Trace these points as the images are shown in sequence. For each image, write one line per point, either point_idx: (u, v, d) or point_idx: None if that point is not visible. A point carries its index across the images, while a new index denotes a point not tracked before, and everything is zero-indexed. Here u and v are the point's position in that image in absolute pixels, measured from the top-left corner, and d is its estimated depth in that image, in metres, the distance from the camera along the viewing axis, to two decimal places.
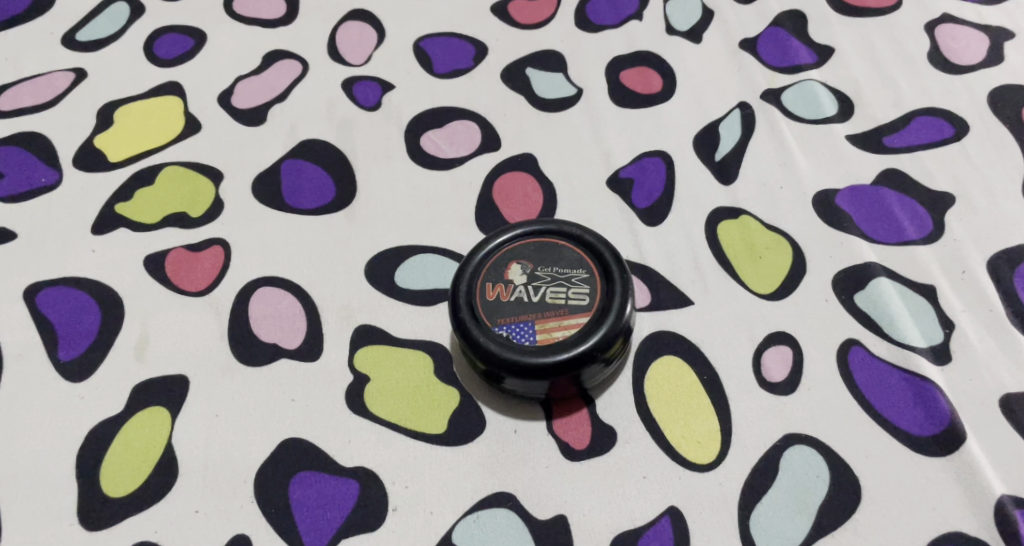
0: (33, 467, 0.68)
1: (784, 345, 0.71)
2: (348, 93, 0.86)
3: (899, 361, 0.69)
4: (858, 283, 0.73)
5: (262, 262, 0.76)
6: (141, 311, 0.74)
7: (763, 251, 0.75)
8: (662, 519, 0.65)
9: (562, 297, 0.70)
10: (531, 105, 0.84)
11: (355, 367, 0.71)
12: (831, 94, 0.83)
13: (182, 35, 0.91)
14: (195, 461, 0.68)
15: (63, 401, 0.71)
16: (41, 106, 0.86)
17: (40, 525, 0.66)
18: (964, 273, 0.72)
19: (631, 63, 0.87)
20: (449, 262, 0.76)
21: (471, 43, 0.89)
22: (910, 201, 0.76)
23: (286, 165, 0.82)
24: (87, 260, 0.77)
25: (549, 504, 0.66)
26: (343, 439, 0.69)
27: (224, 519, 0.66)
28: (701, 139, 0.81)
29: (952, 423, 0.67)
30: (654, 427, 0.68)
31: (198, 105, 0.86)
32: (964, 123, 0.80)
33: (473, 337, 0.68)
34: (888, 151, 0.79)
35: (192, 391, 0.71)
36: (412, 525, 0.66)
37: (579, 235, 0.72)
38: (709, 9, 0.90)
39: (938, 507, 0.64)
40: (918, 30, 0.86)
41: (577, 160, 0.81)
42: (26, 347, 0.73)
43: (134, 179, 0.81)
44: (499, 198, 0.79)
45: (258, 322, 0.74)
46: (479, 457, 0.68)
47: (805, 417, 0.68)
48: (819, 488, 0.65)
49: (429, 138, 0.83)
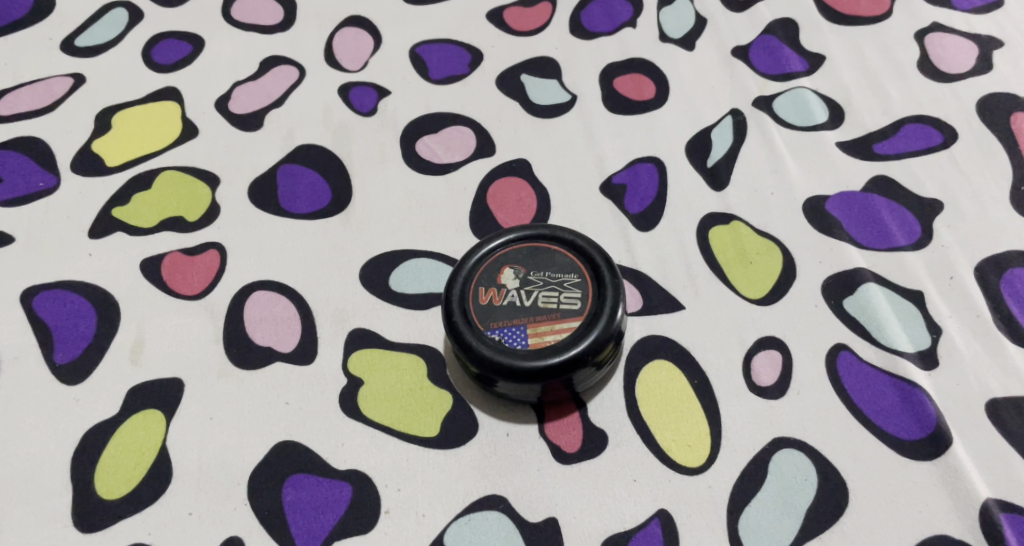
0: (30, 469, 0.69)
1: (774, 350, 0.71)
2: (344, 98, 0.87)
3: (887, 365, 0.70)
4: (847, 288, 0.73)
5: (257, 266, 0.77)
6: (137, 314, 0.75)
7: (754, 256, 0.75)
8: (652, 521, 0.66)
9: (554, 301, 0.70)
10: (525, 111, 0.85)
11: (349, 370, 0.72)
12: (822, 101, 0.84)
13: (181, 40, 0.92)
14: (190, 464, 0.69)
15: (59, 404, 0.71)
16: (39, 111, 0.87)
17: (35, 527, 0.67)
18: (952, 279, 0.73)
19: (625, 69, 0.87)
20: (443, 266, 0.77)
21: (467, 49, 0.90)
22: (899, 207, 0.77)
23: (282, 170, 0.82)
24: (84, 264, 0.78)
25: (540, 507, 0.67)
26: (336, 442, 0.69)
27: (218, 521, 0.67)
28: (693, 146, 0.82)
29: (939, 427, 0.67)
30: (645, 431, 0.69)
31: (195, 110, 0.87)
32: (952, 131, 0.80)
33: (466, 341, 0.69)
34: (878, 157, 0.80)
35: (187, 394, 0.71)
36: (404, 527, 0.66)
37: (571, 240, 0.73)
38: (702, 17, 0.90)
39: (925, 510, 0.65)
40: (908, 38, 0.86)
41: (570, 166, 0.82)
42: (23, 349, 0.74)
43: (132, 183, 0.82)
44: (493, 203, 0.80)
45: (253, 325, 0.74)
46: (471, 460, 0.68)
47: (794, 421, 0.68)
48: (807, 491, 0.66)
49: (424, 143, 0.84)
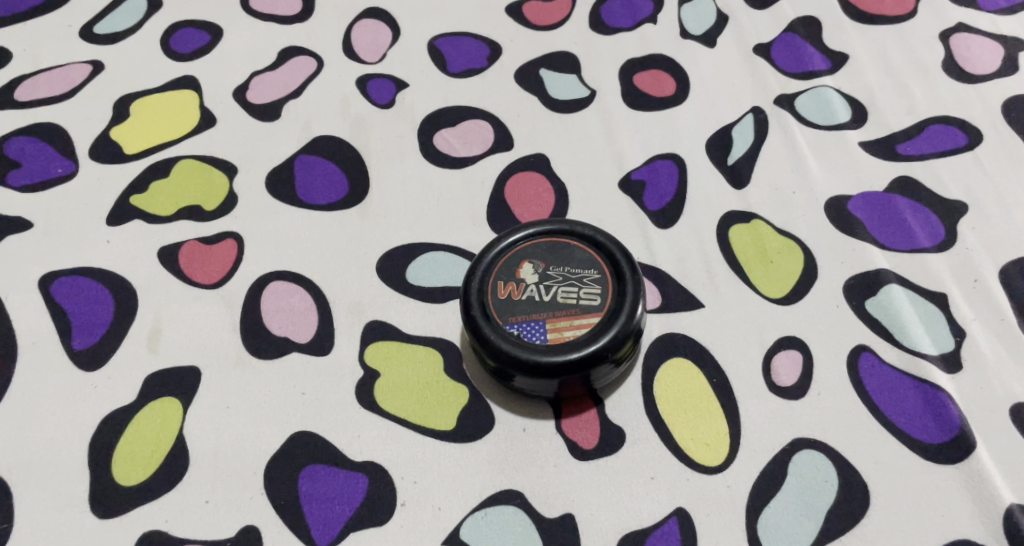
0: (47, 454, 0.69)
1: (794, 350, 0.71)
2: (363, 90, 0.86)
3: (909, 368, 0.69)
4: (869, 289, 0.73)
5: (275, 256, 0.77)
6: (155, 301, 0.75)
7: (775, 255, 0.75)
8: (670, 520, 0.65)
9: (573, 296, 0.70)
10: (545, 106, 0.85)
11: (365, 362, 0.72)
12: (844, 100, 0.83)
13: (199, 29, 0.91)
14: (206, 452, 0.69)
15: (77, 389, 0.71)
16: (57, 97, 0.87)
17: (52, 512, 0.67)
18: (976, 281, 0.72)
19: (645, 65, 0.87)
20: (460, 260, 0.76)
21: (485, 43, 0.89)
22: (923, 209, 0.76)
23: (301, 161, 0.82)
24: (102, 251, 0.77)
25: (557, 503, 0.66)
26: (353, 433, 0.69)
27: (234, 510, 0.67)
28: (713, 143, 0.82)
29: (963, 430, 0.67)
30: (664, 429, 0.68)
31: (213, 100, 0.86)
32: (977, 132, 0.80)
33: (484, 334, 0.68)
34: (901, 158, 0.79)
35: (204, 383, 0.71)
36: (420, 520, 0.66)
37: (591, 236, 0.73)
38: (723, 14, 0.90)
39: (946, 514, 0.64)
40: (932, 38, 0.86)
41: (589, 162, 0.81)
42: (41, 335, 0.73)
43: (150, 170, 0.82)
44: (511, 197, 0.80)
45: (270, 316, 0.74)
46: (487, 455, 0.68)
47: (814, 422, 0.68)
48: (827, 492, 0.66)
49: (442, 136, 0.83)
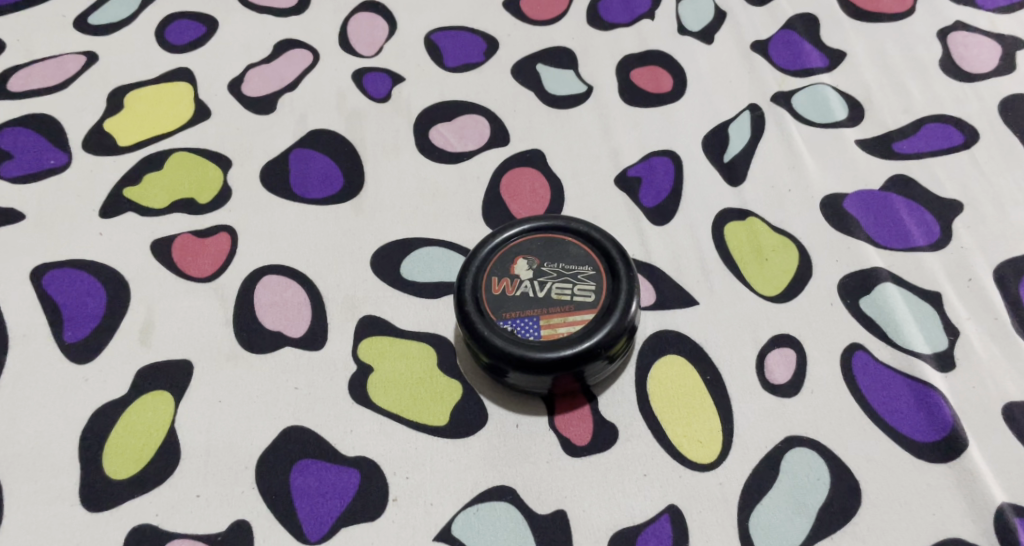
0: (39, 447, 0.69)
1: (789, 348, 0.71)
2: (359, 84, 0.86)
3: (902, 366, 0.69)
4: (864, 287, 0.73)
5: (269, 250, 0.77)
6: (148, 294, 0.75)
7: (770, 253, 0.75)
8: (662, 517, 0.65)
9: (568, 293, 0.70)
10: (541, 102, 0.85)
11: (358, 357, 0.72)
12: (842, 99, 0.83)
13: (195, 21, 0.91)
14: (198, 446, 0.68)
15: (69, 383, 0.71)
16: (51, 88, 0.86)
17: (42, 504, 0.67)
18: (971, 280, 0.72)
19: (642, 62, 0.87)
20: (454, 255, 0.76)
21: (482, 38, 0.89)
22: (918, 208, 0.76)
23: (296, 154, 0.82)
24: (95, 243, 0.77)
25: (550, 499, 0.66)
26: (345, 428, 0.69)
27: (225, 504, 0.66)
28: (710, 140, 0.81)
29: (956, 430, 0.67)
30: (657, 426, 0.68)
31: (207, 92, 0.86)
32: (974, 131, 0.80)
33: (478, 331, 0.68)
34: (898, 157, 0.79)
35: (196, 377, 0.71)
36: (412, 516, 0.66)
37: (586, 232, 0.72)
38: (721, 10, 0.89)
39: (938, 513, 0.64)
40: (930, 37, 0.86)
41: (586, 158, 0.81)
42: (32, 328, 0.73)
43: (144, 163, 0.81)
44: (507, 193, 0.79)
45: (264, 310, 0.74)
46: (479, 451, 0.68)
47: (807, 420, 0.68)
48: (819, 490, 0.66)
49: (438, 131, 0.83)
